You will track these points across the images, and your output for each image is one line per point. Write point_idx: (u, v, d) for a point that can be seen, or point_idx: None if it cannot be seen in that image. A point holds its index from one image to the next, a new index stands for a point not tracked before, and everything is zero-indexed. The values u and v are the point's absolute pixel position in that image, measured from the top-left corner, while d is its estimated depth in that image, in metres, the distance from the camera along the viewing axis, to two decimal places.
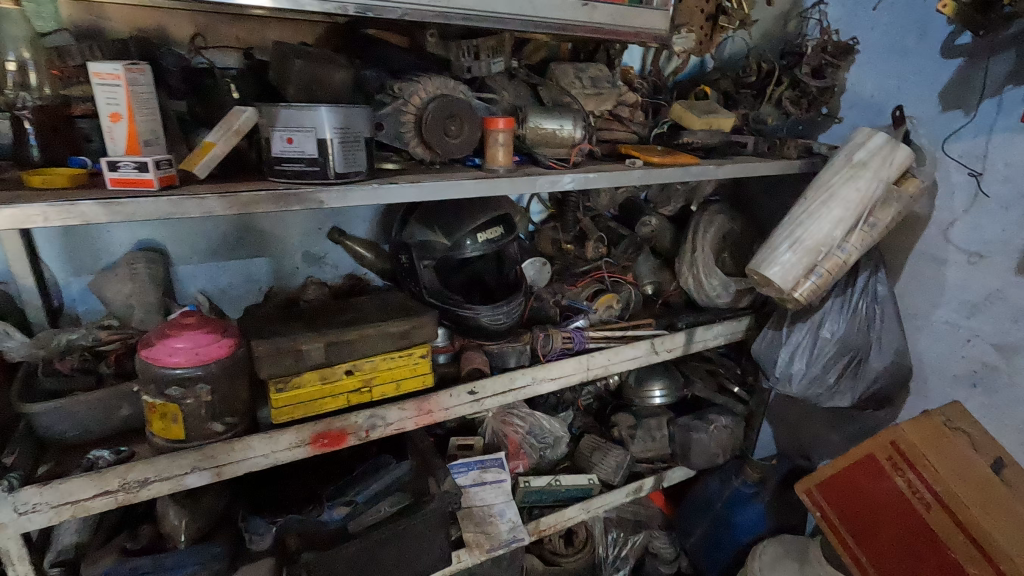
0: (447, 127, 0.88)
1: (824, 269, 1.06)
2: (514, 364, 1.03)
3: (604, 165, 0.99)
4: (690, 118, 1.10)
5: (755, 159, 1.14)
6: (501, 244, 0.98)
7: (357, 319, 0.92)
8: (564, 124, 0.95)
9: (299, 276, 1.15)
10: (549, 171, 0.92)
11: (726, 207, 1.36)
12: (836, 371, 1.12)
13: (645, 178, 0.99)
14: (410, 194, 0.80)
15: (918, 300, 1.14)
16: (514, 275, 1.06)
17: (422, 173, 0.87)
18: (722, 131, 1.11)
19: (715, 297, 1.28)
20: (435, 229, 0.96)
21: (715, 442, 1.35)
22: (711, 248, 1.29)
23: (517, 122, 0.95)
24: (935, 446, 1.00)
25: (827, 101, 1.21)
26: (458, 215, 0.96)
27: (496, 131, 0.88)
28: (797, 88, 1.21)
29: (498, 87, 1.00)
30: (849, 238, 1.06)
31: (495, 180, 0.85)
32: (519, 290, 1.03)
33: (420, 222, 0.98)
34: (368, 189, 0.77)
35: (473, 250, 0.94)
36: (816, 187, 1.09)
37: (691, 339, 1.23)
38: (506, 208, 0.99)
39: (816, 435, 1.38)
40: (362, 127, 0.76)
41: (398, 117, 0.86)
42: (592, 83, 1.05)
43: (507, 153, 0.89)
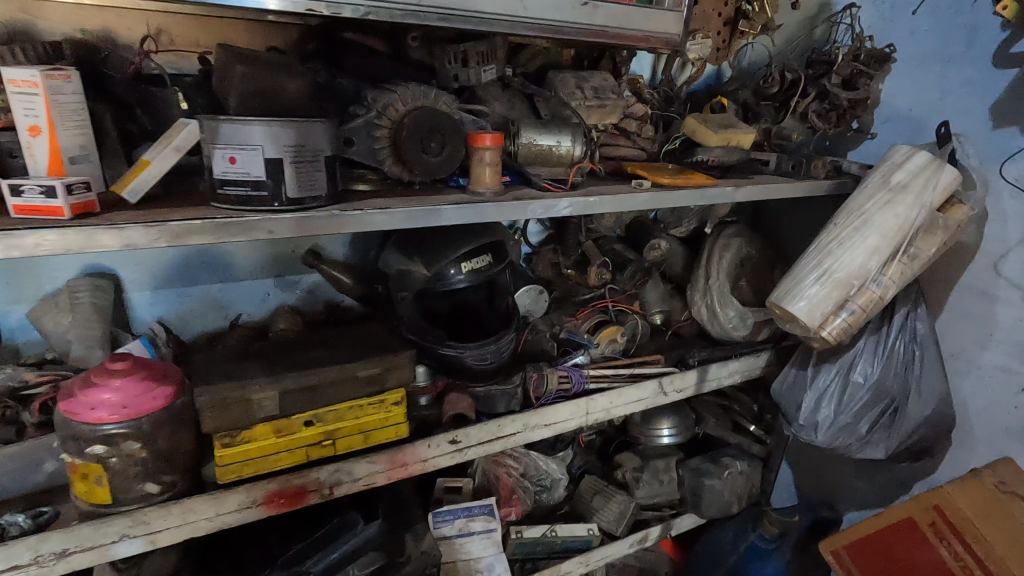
0: (426, 143, 0.77)
1: (857, 305, 0.94)
2: (504, 410, 0.92)
3: (606, 186, 0.87)
4: (706, 133, 0.97)
5: (779, 180, 1.02)
6: (489, 275, 0.86)
7: (324, 359, 0.81)
8: (562, 140, 0.84)
9: (271, 303, 1.05)
10: (543, 193, 0.80)
11: (744, 229, 1.24)
12: (869, 420, 0.99)
13: (654, 202, 0.87)
14: (378, 221, 0.69)
15: (963, 339, 1.01)
16: (505, 306, 0.94)
17: (396, 196, 0.76)
18: (742, 149, 0.98)
19: (731, 329, 1.16)
20: (413, 256, 0.84)
21: (729, 488, 1.22)
22: (726, 275, 1.17)
23: (508, 136, 0.84)
24: (987, 514, 0.86)
25: (859, 114, 1.09)
26: (440, 240, 0.84)
27: (482, 149, 0.76)
28: (825, 100, 1.09)
29: (489, 97, 0.90)
30: (886, 270, 0.93)
31: (479, 205, 0.74)
32: (510, 326, 0.91)
33: (399, 248, 0.87)
34: (328, 217, 0.66)
35: (457, 282, 0.82)
36: (848, 211, 0.97)
37: (704, 377, 1.11)
38: (497, 234, 0.87)
39: (842, 482, 1.25)
40: (321, 144, 0.65)
41: (371, 131, 0.75)
42: (595, 94, 0.93)
43: (495, 172, 0.78)
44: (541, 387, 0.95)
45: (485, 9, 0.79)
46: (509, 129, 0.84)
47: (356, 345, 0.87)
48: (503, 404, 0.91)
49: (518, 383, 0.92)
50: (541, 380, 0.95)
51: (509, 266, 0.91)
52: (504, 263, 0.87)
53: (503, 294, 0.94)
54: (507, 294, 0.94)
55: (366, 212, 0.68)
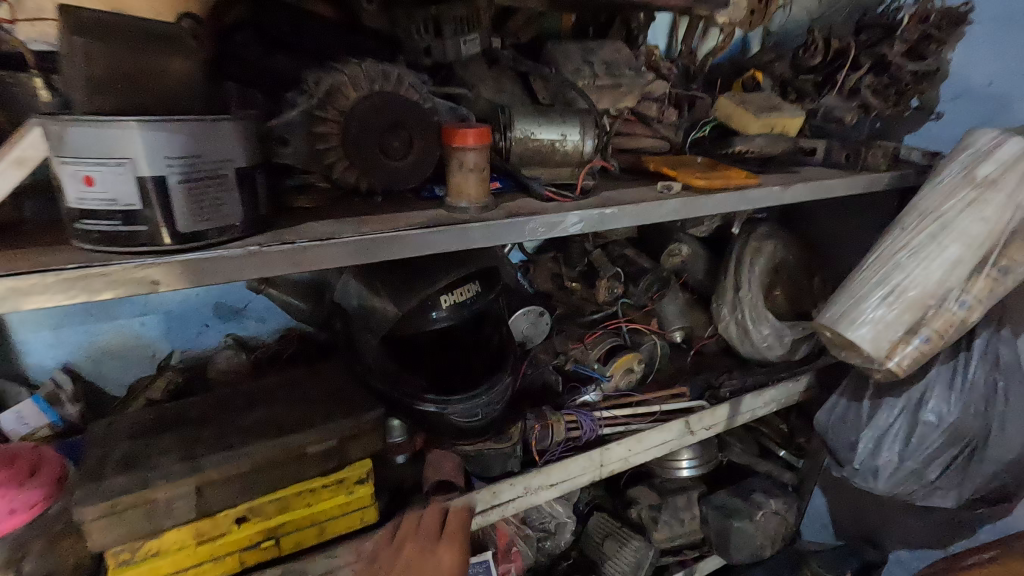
0: (386, 142, 0.57)
1: (931, 330, 0.76)
2: (498, 473, 0.74)
3: (625, 190, 0.68)
4: (745, 119, 0.78)
5: (831, 173, 0.83)
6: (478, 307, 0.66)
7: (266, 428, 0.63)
8: (568, 133, 0.64)
9: (211, 337, 0.85)
10: (546, 205, 0.61)
11: (778, 228, 1.05)
12: (939, 464, 0.82)
13: (686, 211, 0.68)
14: (321, 257, 0.50)
15: None
16: (497, 338, 0.74)
17: (349, 214, 0.57)
18: (789, 137, 0.79)
19: (764, 349, 0.98)
20: (378, 285, 0.65)
21: (760, 529, 1.06)
22: (759, 285, 0.99)
23: (497, 128, 0.64)
24: None
25: (923, 91, 0.90)
26: (413, 265, 0.65)
27: (462, 150, 0.56)
28: (883, 74, 0.90)
29: (472, 77, 0.70)
30: (970, 287, 0.75)
31: (461, 228, 0.54)
32: (507, 368, 0.72)
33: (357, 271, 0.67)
34: (244, 256, 0.46)
35: (437, 323, 0.63)
36: (918, 214, 0.79)
37: (736, 410, 0.93)
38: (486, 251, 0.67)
39: (889, 516, 1.09)
40: (228, 153, 0.45)
41: (312, 127, 0.56)
42: (607, 70, 0.73)
43: (483, 180, 0.58)
44: (546, 439, 0.77)
45: None
46: (498, 118, 0.64)
47: (311, 401, 0.69)
48: (499, 465, 0.74)
49: (517, 437, 0.74)
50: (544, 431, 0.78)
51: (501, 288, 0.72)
52: (495, 290, 0.68)
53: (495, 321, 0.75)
54: (500, 324, 0.74)
55: (298, 245, 0.49)
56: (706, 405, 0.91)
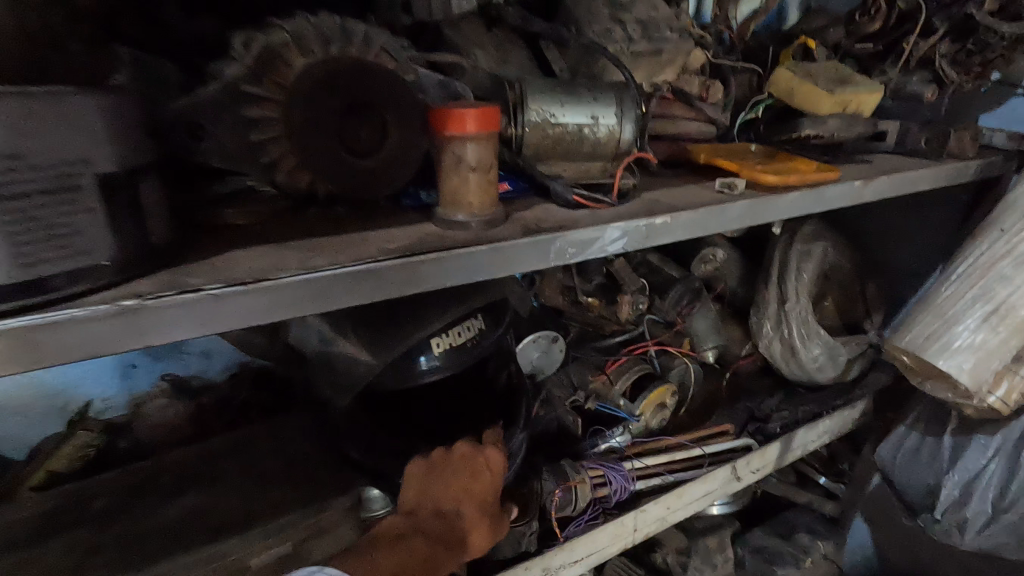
0: (349, 129, 0.39)
1: None
2: (510, 561, 0.57)
3: (673, 190, 0.51)
4: (814, 95, 0.61)
5: (912, 163, 0.67)
6: (484, 352, 0.50)
7: (198, 529, 0.46)
8: (600, 114, 0.47)
9: (140, 380, 0.68)
10: (576, 215, 0.44)
11: (826, 227, 0.89)
12: None
13: (753, 217, 0.52)
14: (247, 308, 0.32)
15: None
16: (506, 379, 0.55)
17: (296, 233, 0.39)
18: (865, 118, 0.63)
19: (815, 371, 0.83)
20: (344, 326, 0.47)
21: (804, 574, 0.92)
22: (809, 296, 0.84)
23: (504, 110, 0.47)
24: None
25: (1010, 61, 0.74)
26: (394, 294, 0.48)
27: (459, 139, 0.39)
28: (963, 40, 0.74)
29: (468, 43, 0.52)
30: None
31: (459, 252, 0.37)
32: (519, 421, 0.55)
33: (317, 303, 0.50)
34: (112, 317, 0.28)
35: (427, 376, 0.47)
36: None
37: (787, 448, 0.78)
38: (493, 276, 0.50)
39: (948, 554, 0.96)
40: (74, 139, 0.27)
41: (239, 109, 0.39)
42: (644, 33, 0.56)
43: (488, 182, 0.41)
44: (569, 504, 0.61)
45: None
46: (505, 97, 0.47)
47: (262, 480, 0.51)
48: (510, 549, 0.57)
49: (534, 509, 0.58)
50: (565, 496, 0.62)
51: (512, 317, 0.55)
52: (505, 326, 0.52)
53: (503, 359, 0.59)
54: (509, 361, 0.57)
55: (207, 293, 0.31)
56: (753, 444, 0.76)
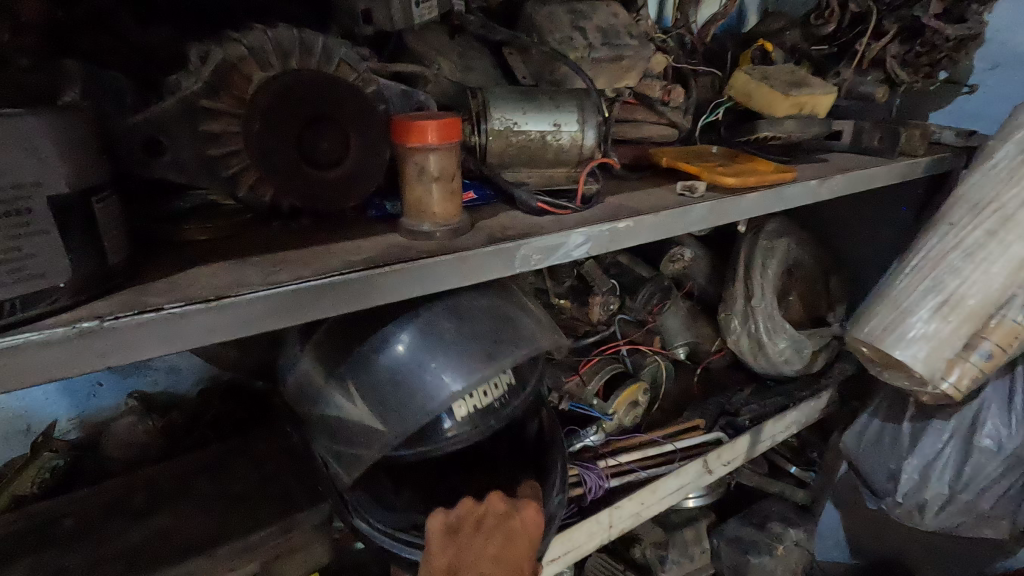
0: (309, 143, 0.39)
1: (994, 345, 0.64)
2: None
3: (636, 193, 0.52)
4: (770, 96, 0.63)
5: (867, 161, 0.70)
6: (512, 411, 0.47)
7: (164, 550, 0.45)
8: (562, 120, 0.48)
9: (105, 399, 0.66)
10: (539, 221, 0.45)
11: (789, 224, 0.92)
12: (995, 495, 0.71)
13: (714, 218, 0.53)
14: (210, 327, 0.32)
15: None
16: (536, 429, 0.55)
17: (259, 247, 0.39)
18: (820, 118, 0.65)
19: (781, 364, 0.86)
20: (357, 386, 0.44)
21: (779, 563, 0.94)
22: (774, 291, 0.86)
23: (468, 119, 0.47)
24: None
25: (956, 60, 0.77)
26: (416, 347, 0.44)
27: (421, 150, 0.39)
28: (911, 41, 0.77)
29: (432, 52, 0.53)
30: None
31: (425, 262, 0.38)
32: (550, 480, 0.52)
33: (330, 355, 0.46)
34: (68, 341, 0.28)
35: (450, 440, 0.45)
36: (970, 208, 0.67)
37: (757, 440, 0.80)
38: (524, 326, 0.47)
39: (915, 537, 0.99)
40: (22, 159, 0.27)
41: (197, 123, 0.38)
42: (604, 40, 0.57)
43: (451, 192, 0.41)
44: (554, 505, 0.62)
45: None
46: (469, 106, 0.48)
47: (233, 496, 0.51)
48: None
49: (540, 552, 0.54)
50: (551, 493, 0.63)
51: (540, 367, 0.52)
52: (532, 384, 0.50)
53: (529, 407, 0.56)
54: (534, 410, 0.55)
55: (168, 311, 0.30)
56: (724, 438, 0.77)
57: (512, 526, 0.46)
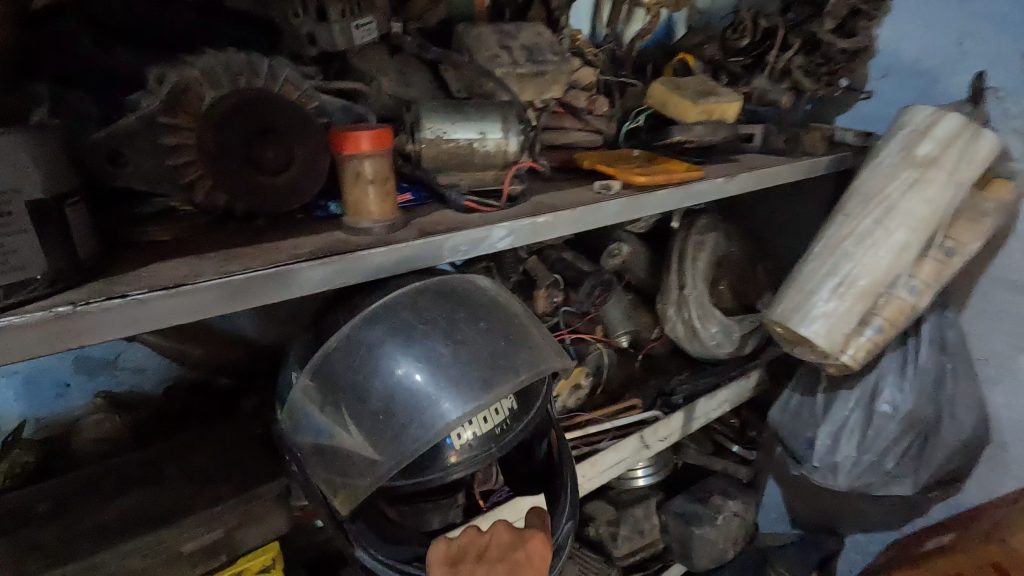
0: (257, 153, 0.45)
1: (884, 320, 0.73)
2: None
3: (558, 192, 0.59)
4: (682, 104, 0.71)
5: (773, 160, 0.78)
6: (514, 437, 0.50)
7: (134, 526, 0.49)
8: (487, 130, 0.54)
9: (75, 398, 0.69)
10: (467, 217, 0.51)
11: (718, 220, 1.00)
12: (896, 455, 0.79)
13: (627, 213, 0.60)
14: (171, 312, 0.37)
15: (991, 343, 0.83)
16: (545, 451, 0.64)
17: (214, 246, 0.44)
18: (729, 123, 0.73)
19: (714, 348, 0.93)
20: (357, 415, 0.47)
21: (722, 534, 1.01)
22: (705, 281, 0.94)
23: (405, 129, 0.54)
24: None
25: (853, 69, 0.86)
26: (418, 373, 0.47)
27: (356, 158, 0.45)
28: (813, 53, 0.86)
29: (372, 69, 0.58)
30: (918, 271, 0.73)
31: (362, 254, 0.44)
32: (560, 504, 0.61)
33: (334, 388, 0.49)
34: (46, 322, 0.33)
35: (453, 467, 0.47)
36: (860, 198, 0.76)
37: (692, 417, 0.87)
38: (526, 352, 0.50)
39: (844, 504, 1.07)
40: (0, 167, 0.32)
41: (155, 137, 0.43)
42: (529, 56, 0.64)
43: (386, 193, 0.47)
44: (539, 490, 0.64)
45: None
46: (406, 118, 0.55)
47: (198, 476, 0.55)
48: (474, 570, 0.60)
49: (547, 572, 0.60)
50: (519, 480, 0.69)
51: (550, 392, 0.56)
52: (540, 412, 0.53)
53: (539, 429, 0.63)
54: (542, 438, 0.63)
55: (133, 298, 0.36)
56: (660, 415, 0.85)
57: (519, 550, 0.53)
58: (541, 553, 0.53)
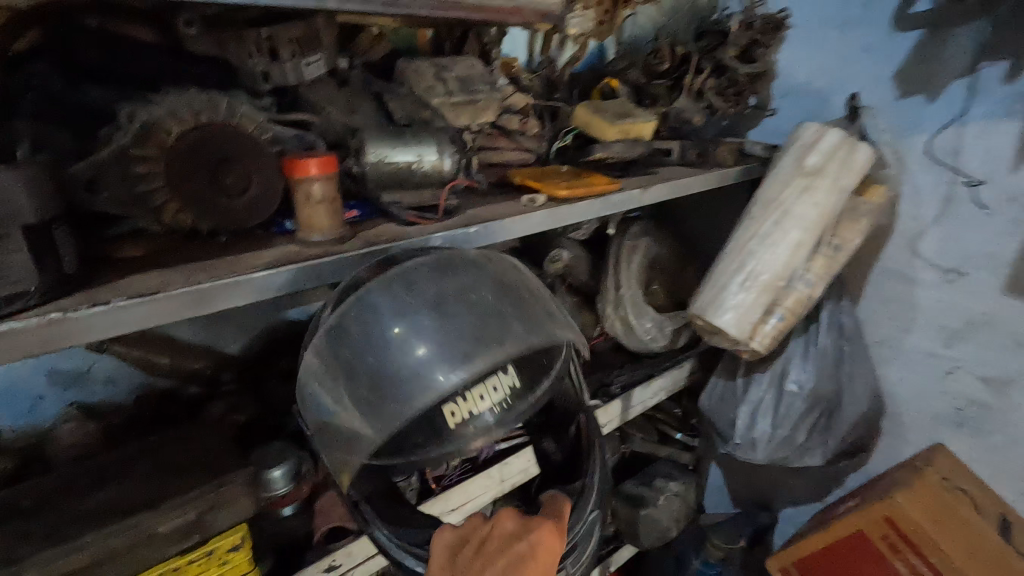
0: (219, 179, 0.52)
1: (785, 309, 0.84)
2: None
3: (491, 205, 0.67)
4: (601, 126, 0.81)
5: (687, 172, 0.88)
6: (523, 411, 0.46)
7: (114, 513, 0.54)
8: (424, 153, 0.63)
9: (50, 408, 0.73)
10: (406, 229, 0.59)
11: (650, 226, 1.10)
12: (805, 428, 0.90)
13: (553, 221, 0.69)
14: (148, 315, 0.44)
15: (884, 327, 0.95)
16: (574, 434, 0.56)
17: (182, 260, 0.51)
18: (644, 141, 0.84)
19: (649, 341, 1.03)
20: (353, 389, 0.45)
21: (666, 513, 1.10)
22: (638, 282, 1.03)
23: (349, 153, 0.61)
24: (938, 519, 0.82)
25: (757, 90, 0.97)
26: (412, 344, 0.43)
27: (306, 181, 0.52)
28: (721, 75, 0.96)
29: (321, 101, 0.66)
30: (811, 266, 0.83)
31: (314, 264, 0.51)
32: (585, 495, 0.53)
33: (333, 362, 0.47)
34: (42, 325, 0.39)
35: (453, 445, 0.44)
36: (763, 203, 0.86)
37: (629, 405, 0.96)
38: (527, 315, 0.47)
39: (775, 480, 1.18)
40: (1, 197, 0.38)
41: (127, 167, 0.50)
42: (462, 87, 0.72)
43: (334, 211, 0.55)
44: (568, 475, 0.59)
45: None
46: (350, 143, 0.62)
47: (171, 470, 0.61)
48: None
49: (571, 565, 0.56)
50: (565, 511, 0.52)
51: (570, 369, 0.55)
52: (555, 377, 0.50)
53: (569, 410, 0.56)
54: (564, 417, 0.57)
55: (116, 304, 0.42)
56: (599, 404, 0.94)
57: (525, 536, 0.48)
58: (549, 545, 0.48)
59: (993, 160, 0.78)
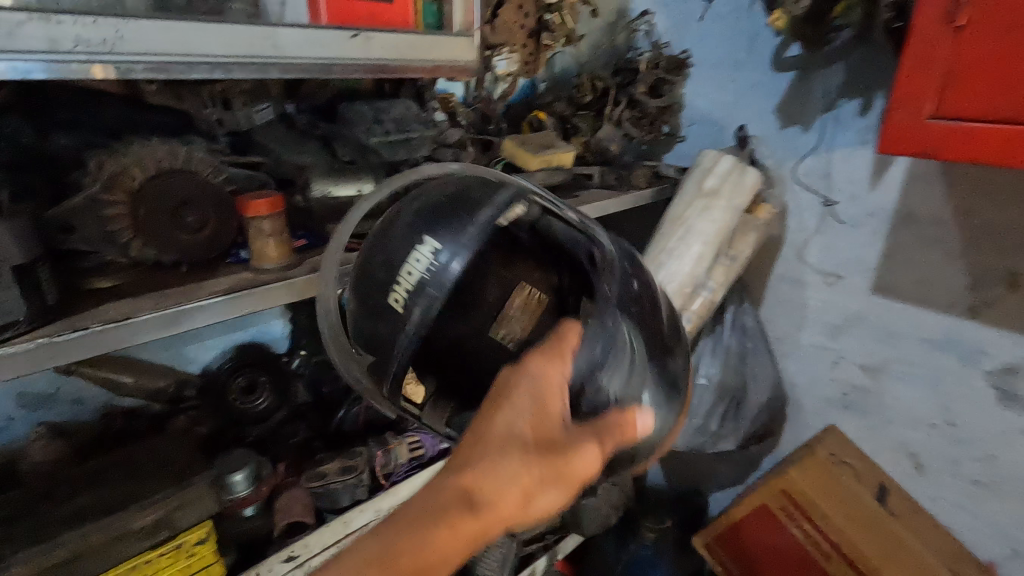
0: (180, 218, 0.60)
1: (692, 313, 0.96)
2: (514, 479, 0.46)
3: None
4: (525, 157, 0.93)
5: (607, 194, 0.99)
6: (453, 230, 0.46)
7: (90, 515, 0.61)
8: (363, 187, 0.72)
9: (21, 427, 0.79)
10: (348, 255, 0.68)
11: None
12: (716, 417, 1.02)
13: None
14: (123, 337, 0.52)
15: (783, 325, 1.09)
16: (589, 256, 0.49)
17: (150, 289, 0.59)
18: (565, 168, 0.96)
19: None
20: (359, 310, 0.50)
21: (606, 501, 1.20)
22: None
23: (296, 189, 0.70)
24: (827, 490, 0.96)
25: (668, 119, 1.10)
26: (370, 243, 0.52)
27: (257, 219, 0.61)
28: (636, 108, 1.08)
29: (270, 142, 0.74)
30: (712, 274, 0.96)
31: (267, 289, 0.60)
32: (597, 310, 0.47)
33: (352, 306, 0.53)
34: (33, 349, 0.47)
35: (411, 311, 0.46)
36: (670, 219, 0.98)
37: None
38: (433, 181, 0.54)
39: (704, 468, 1.30)
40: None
41: (98, 211, 0.57)
42: (398, 127, 0.82)
43: (282, 242, 0.63)
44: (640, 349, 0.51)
45: (234, 51, 0.52)
46: (297, 180, 0.71)
47: (140, 477, 0.67)
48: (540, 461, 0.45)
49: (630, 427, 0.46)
50: (565, 350, 0.44)
51: (515, 204, 0.49)
52: (478, 232, 0.46)
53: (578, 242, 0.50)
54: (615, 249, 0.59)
55: (95, 329, 0.50)
56: None
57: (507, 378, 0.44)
58: (537, 377, 0.43)
59: (854, 182, 0.92)
